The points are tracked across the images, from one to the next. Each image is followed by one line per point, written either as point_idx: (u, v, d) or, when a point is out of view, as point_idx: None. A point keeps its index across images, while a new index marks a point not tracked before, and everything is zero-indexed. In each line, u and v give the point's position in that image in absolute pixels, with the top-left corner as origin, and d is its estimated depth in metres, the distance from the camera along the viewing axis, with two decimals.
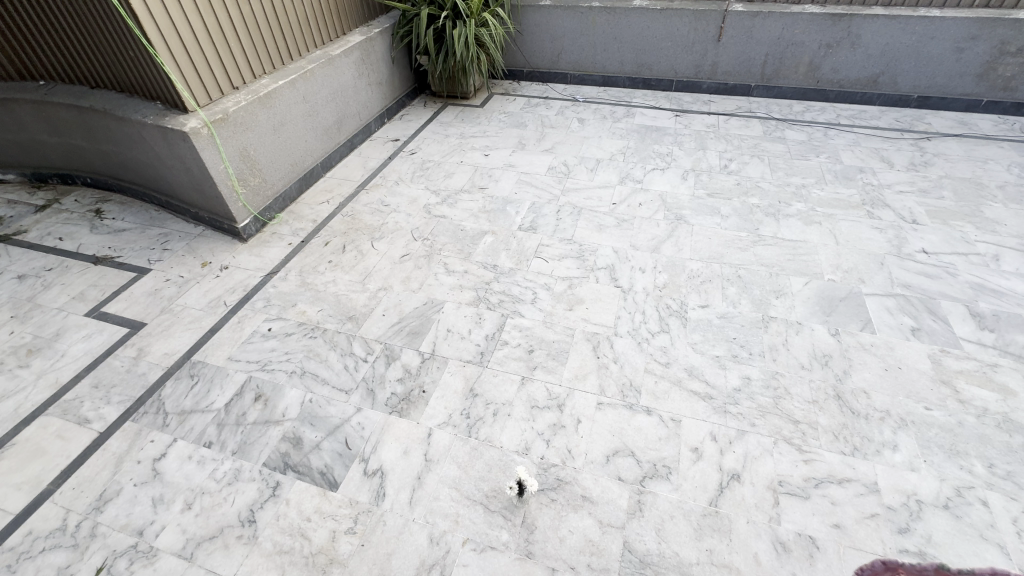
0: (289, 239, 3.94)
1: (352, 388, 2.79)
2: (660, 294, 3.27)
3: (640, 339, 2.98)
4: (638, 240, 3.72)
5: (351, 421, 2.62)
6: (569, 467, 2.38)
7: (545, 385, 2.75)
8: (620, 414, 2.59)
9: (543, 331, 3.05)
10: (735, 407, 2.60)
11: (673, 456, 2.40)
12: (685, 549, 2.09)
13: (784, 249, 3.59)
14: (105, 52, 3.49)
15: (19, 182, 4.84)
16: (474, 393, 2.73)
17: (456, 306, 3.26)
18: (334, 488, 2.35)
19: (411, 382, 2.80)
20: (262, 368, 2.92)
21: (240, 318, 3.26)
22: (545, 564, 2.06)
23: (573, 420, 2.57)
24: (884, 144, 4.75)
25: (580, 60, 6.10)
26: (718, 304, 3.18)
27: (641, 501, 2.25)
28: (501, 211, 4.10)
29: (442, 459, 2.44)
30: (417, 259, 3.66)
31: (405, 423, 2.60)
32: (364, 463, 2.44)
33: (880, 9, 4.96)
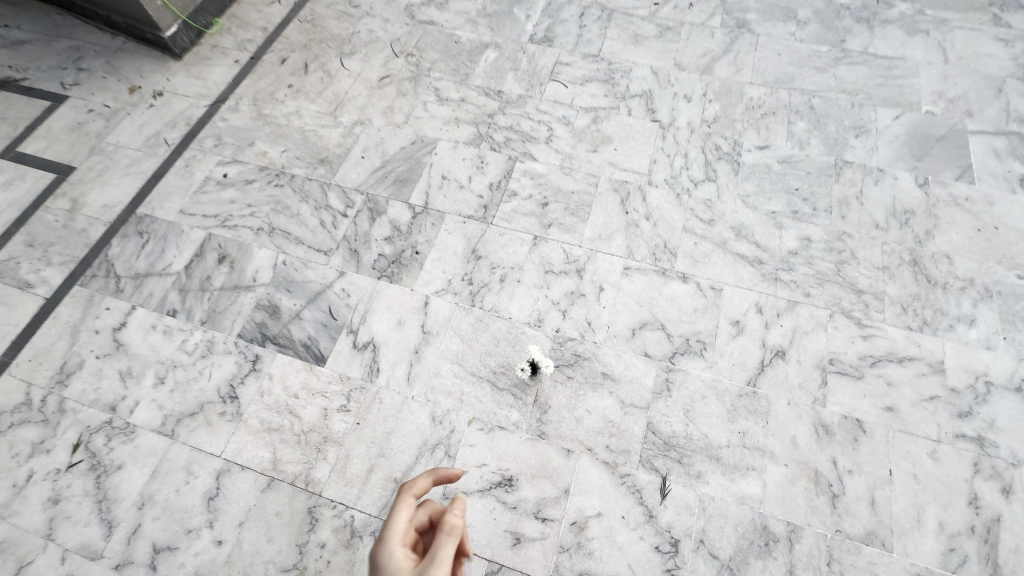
0: (235, 54, 3.07)
1: (332, 247, 2.34)
2: (708, 131, 2.59)
3: (679, 189, 2.42)
4: (684, 57, 2.86)
5: (334, 287, 2.24)
6: (588, 341, 2.06)
7: (562, 246, 2.29)
8: (650, 280, 2.18)
9: (560, 179, 2.48)
10: (789, 274, 2.18)
11: (710, 330, 2.07)
12: (715, 431, 1.88)
13: (875, 69, 2.76)
14: None
15: None
16: (477, 255, 2.29)
17: (452, 145, 2.62)
18: (320, 362, 2.07)
19: (400, 241, 2.34)
20: (222, 224, 2.43)
21: (187, 161, 2.65)
22: (560, 445, 1.88)
23: (595, 287, 2.18)
24: None
25: None
26: (781, 145, 2.53)
27: (670, 379, 1.98)
28: (506, 15, 3.12)
29: (441, 331, 2.12)
30: (400, 83, 2.87)
31: (397, 290, 2.22)
32: (352, 335, 2.12)
33: None
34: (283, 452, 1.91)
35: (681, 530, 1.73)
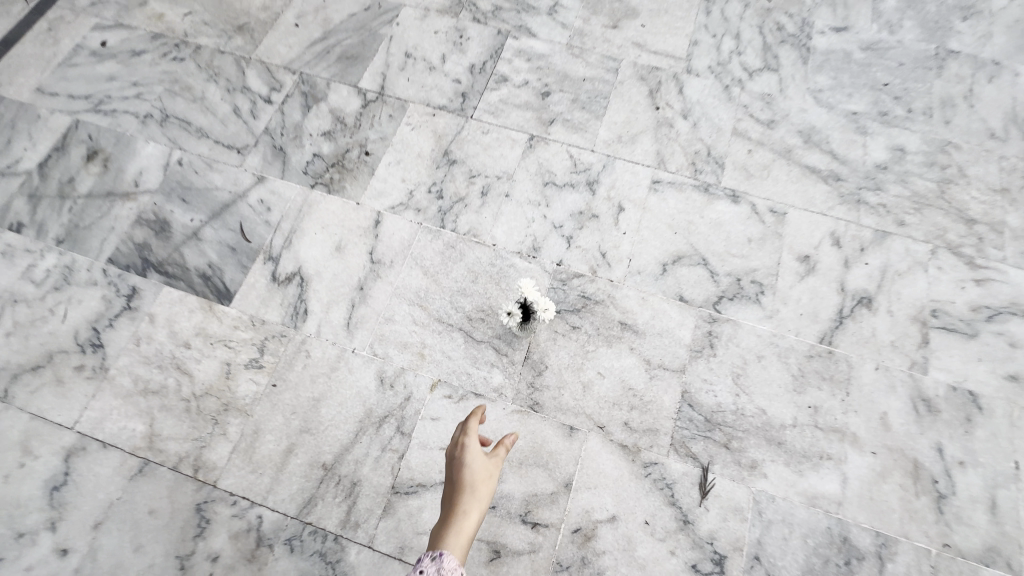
0: None
1: (248, 144, 1.68)
2: (767, 5, 1.91)
3: (728, 81, 1.78)
4: None
5: (248, 198, 1.60)
6: (601, 279, 1.48)
7: (567, 150, 1.66)
8: (687, 199, 1.59)
9: (567, 62, 1.81)
10: (876, 196, 1.60)
11: (769, 268, 1.50)
12: (776, 405, 1.34)
13: None
14: None
15: None
16: (450, 160, 1.66)
17: (420, 13, 1.91)
18: (224, 300, 1.47)
19: (344, 138, 1.68)
20: (95, 109, 1.74)
21: (51, 23, 1.91)
22: (559, 421, 1.33)
23: (612, 207, 1.58)
24: None
25: None
26: (864, 28, 1.88)
27: (715, 333, 1.42)
28: None
29: (397, 261, 1.51)
30: None
31: (336, 203, 1.59)
32: (271, 263, 1.51)
33: None
34: (164, 425, 1.33)
35: (727, 543, 1.22)
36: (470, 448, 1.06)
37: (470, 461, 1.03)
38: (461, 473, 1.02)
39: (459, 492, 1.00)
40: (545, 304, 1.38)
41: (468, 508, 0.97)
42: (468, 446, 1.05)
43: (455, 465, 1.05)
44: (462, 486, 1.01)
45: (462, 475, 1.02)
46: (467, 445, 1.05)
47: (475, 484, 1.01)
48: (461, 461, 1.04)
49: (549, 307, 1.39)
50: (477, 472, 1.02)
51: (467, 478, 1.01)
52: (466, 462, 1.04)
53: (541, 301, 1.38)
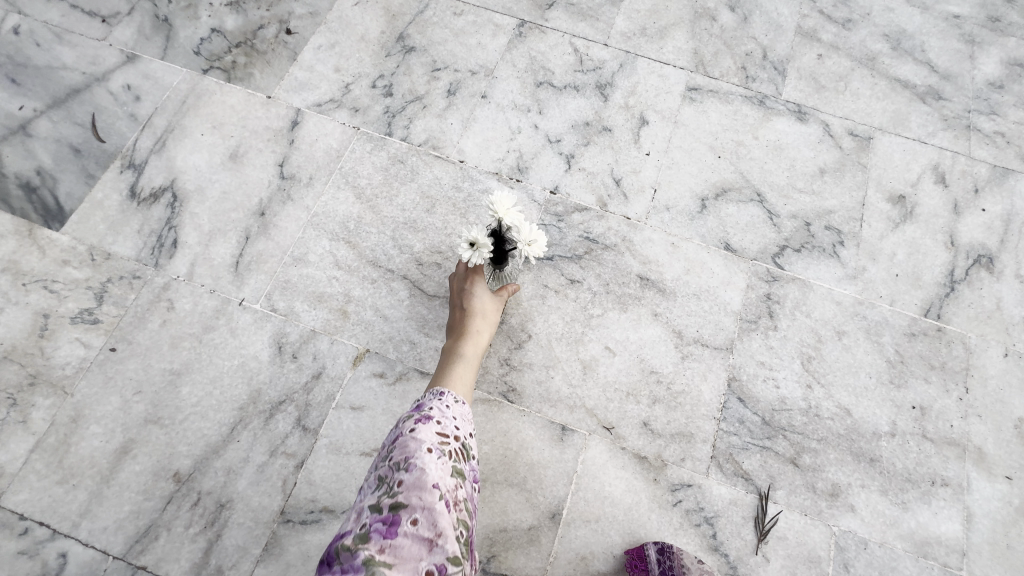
0: None
1: (119, 11, 1.18)
2: None
3: None
4: None
5: (109, 83, 1.11)
6: (614, 216, 1.03)
7: (571, 42, 1.19)
8: (735, 114, 1.14)
9: None
10: (991, 122, 1.16)
11: (851, 210, 1.06)
12: (866, 403, 0.91)
13: None
14: None
15: None
16: (406, 46, 1.18)
17: None
18: (53, 223, 0.98)
19: (257, 10, 1.19)
20: None
21: None
22: (545, 416, 0.89)
23: (631, 118, 1.12)
24: None
25: None
26: None
27: (776, 298, 0.98)
28: None
29: (319, 178, 1.04)
30: None
31: (238, 95, 1.11)
32: (132, 174, 1.03)
33: None
34: None
35: None
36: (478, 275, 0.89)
37: (474, 287, 0.88)
38: (464, 297, 0.87)
39: (465, 321, 0.86)
40: (532, 239, 0.80)
41: (476, 335, 0.85)
42: (478, 272, 0.88)
43: (458, 291, 0.89)
44: (468, 315, 0.86)
45: (470, 303, 0.87)
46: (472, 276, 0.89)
47: (486, 313, 0.87)
48: (467, 288, 0.88)
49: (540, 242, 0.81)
50: (487, 302, 0.88)
51: (473, 306, 0.87)
52: (471, 288, 0.88)
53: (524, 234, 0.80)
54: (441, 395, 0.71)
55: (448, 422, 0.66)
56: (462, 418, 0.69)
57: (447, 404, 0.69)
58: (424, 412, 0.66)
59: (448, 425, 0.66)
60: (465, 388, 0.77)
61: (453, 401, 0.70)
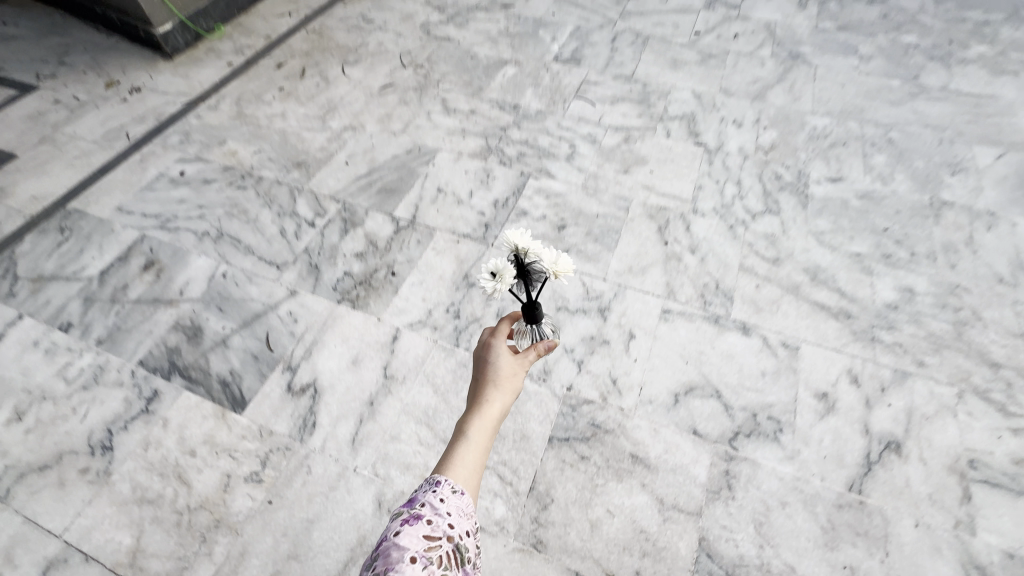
0: (229, 58, 2.79)
1: (287, 260, 1.84)
2: (765, 158, 2.13)
3: (733, 221, 1.91)
4: (732, 83, 2.49)
5: (278, 309, 1.71)
6: (612, 407, 1.46)
7: (580, 278, 1.76)
8: (698, 330, 1.62)
9: (583, 200, 2.00)
10: (890, 334, 1.60)
11: (786, 404, 1.46)
12: (807, 562, 1.22)
13: (962, 105, 2.34)
14: None
15: None
16: (469, 282, 1.76)
17: (455, 157, 2.19)
18: (237, 408, 1.49)
19: (374, 259, 1.83)
20: (161, 226, 1.97)
21: (143, 156, 2.26)
22: (563, 563, 1.23)
23: (623, 334, 1.61)
24: None
25: None
26: (858, 179, 2.04)
27: (732, 472, 1.35)
28: (531, 36, 2.84)
29: (410, 377, 1.54)
30: (404, 91, 2.51)
31: (359, 318, 1.68)
32: (289, 373, 1.56)
33: None
34: (151, 539, 1.28)
35: None
36: (495, 350, 1.03)
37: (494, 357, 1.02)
38: (483, 367, 1.01)
39: (482, 391, 0.98)
40: (563, 260, 1.02)
41: (489, 406, 0.95)
42: (493, 348, 1.02)
43: (479, 364, 1.02)
44: (484, 385, 0.98)
45: (486, 373, 1.00)
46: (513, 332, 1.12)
47: (499, 381, 0.99)
48: (485, 360, 1.02)
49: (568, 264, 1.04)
50: (500, 371, 0.99)
51: (490, 373, 0.99)
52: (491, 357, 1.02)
53: (553, 257, 1.03)
54: (436, 486, 0.81)
55: (440, 520, 0.76)
56: (456, 513, 0.79)
57: (441, 498, 0.79)
58: (416, 511, 0.77)
59: (438, 524, 0.75)
60: (473, 448, 0.88)
61: (447, 496, 0.79)
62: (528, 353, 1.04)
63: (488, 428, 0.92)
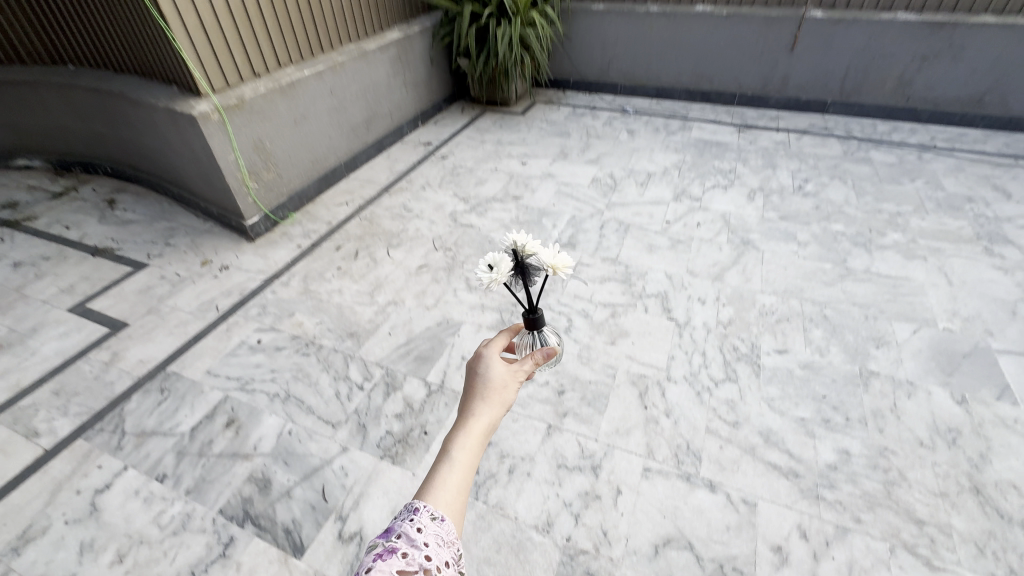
0: (298, 240, 3.56)
1: (341, 420, 2.29)
2: (724, 331, 2.66)
3: (700, 388, 2.37)
4: (696, 265, 3.13)
5: (332, 464, 2.12)
6: (604, 556, 1.78)
7: (577, 438, 2.17)
8: (673, 486, 1.98)
9: (578, 368, 2.49)
10: (831, 492, 1.95)
11: (747, 556, 1.77)
12: None
13: (882, 286, 2.92)
14: (125, 30, 3.28)
15: (48, 170, 4.77)
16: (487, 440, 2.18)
17: (475, 328, 2.75)
18: (297, 553, 1.84)
19: (410, 419, 2.28)
20: (241, 388, 2.47)
21: (228, 326, 2.85)
22: None
23: (612, 489, 1.98)
24: (994, 172, 4.03)
25: (632, 69, 5.60)
26: (800, 351, 2.54)
27: None
28: (536, 223, 3.60)
29: None
30: (435, 271, 3.18)
31: (397, 472, 2.08)
32: (340, 522, 1.92)
33: (992, 16, 4.25)
34: None
35: None
36: (487, 376, 1.15)
37: (485, 375, 1.16)
38: (475, 386, 1.14)
39: (469, 413, 1.08)
40: (557, 254, 1.48)
41: (474, 422, 1.06)
42: (485, 374, 1.16)
43: (470, 388, 1.14)
44: (471, 409, 1.09)
45: (475, 397, 1.11)
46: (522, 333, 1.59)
47: (485, 405, 1.10)
48: (476, 385, 1.14)
49: (562, 262, 1.49)
50: (488, 395, 1.11)
51: (479, 394, 1.11)
52: (481, 378, 1.15)
53: (549, 249, 1.49)
54: (415, 515, 0.89)
55: (415, 552, 0.84)
56: (432, 542, 0.87)
57: (418, 527, 0.87)
58: (391, 546, 0.85)
59: (414, 556, 0.83)
60: (458, 469, 0.97)
61: (423, 524, 0.88)
62: (517, 377, 1.19)
63: (472, 443, 1.01)
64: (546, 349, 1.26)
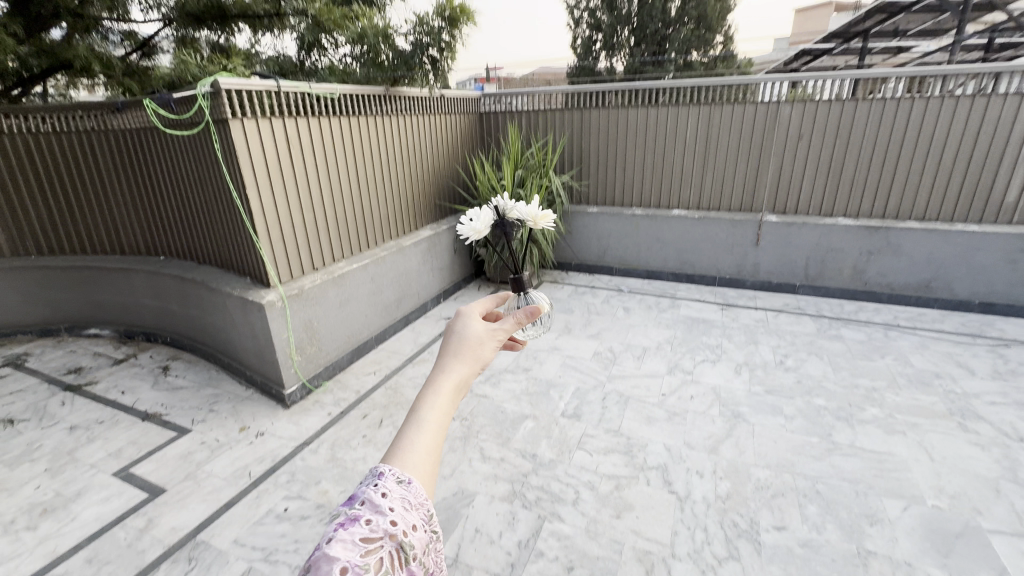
0: (329, 408, 3.93)
1: None
2: (723, 505, 2.83)
3: (704, 565, 2.46)
4: (692, 437, 3.40)
5: None
6: None
7: None
8: None
9: (585, 542, 2.62)
10: None
11: None
12: None
13: (868, 460, 3.14)
14: (219, 237, 4.19)
15: (114, 338, 5.43)
16: None
17: (488, 498, 2.93)
18: None
19: None
20: (264, 558, 2.60)
21: (258, 493, 3.06)
22: None
23: None
24: (956, 349, 4.49)
25: (624, 256, 6.58)
26: (797, 527, 2.67)
27: None
28: (545, 394, 3.98)
29: None
30: (452, 440, 3.47)
31: None
32: None
33: (915, 223, 5.21)
34: None
35: None
36: (465, 327, 0.98)
37: (462, 327, 0.98)
38: (451, 336, 0.96)
39: (442, 361, 0.90)
40: (538, 210, 1.81)
41: (449, 372, 0.88)
42: (464, 325, 0.98)
43: (444, 338, 0.97)
44: (445, 359, 0.91)
45: (450, 348, 0.94)
46: (509, 291, 1.63)
47: (462, 356, 0.92)
48: (451, 335, 0.97)
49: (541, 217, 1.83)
50: (464, 346, 0.94)
51: (455, 344, 0.94)
52: (458, 330, 0.98)
53: (530, 205, 1.81)
54: (378, 479, 0.73)
55: (380, 519, 0.70)
56: (398, 506, 0.72)
57: (383, 492, 0.72)
58: (354, 513, 0.71)
59: (378, 524, 0.70)
60: (429, 426, 0.80)
61: (390, 490, 0.73)
62: (503, 331, 1.02)
63: (444, 401, 0.83)
64: (530, 308, 1.08)
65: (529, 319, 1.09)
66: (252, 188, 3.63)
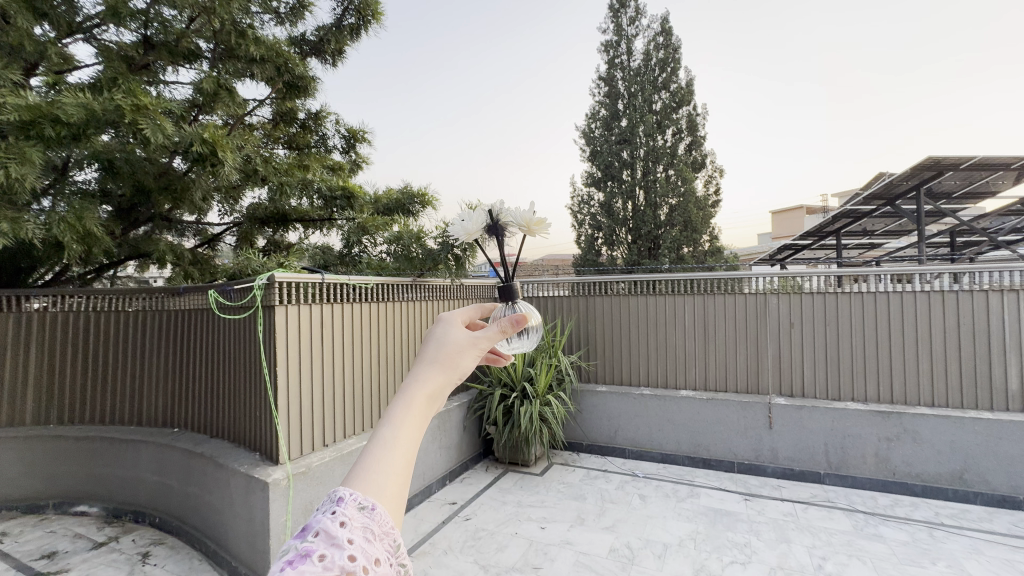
0: None
1: None
2: None
3: None
4: None
5: None
6: None
7: None
8: None
9: None
10: None
11: None
12: None
13: None
14: (240, 410, 4.33)
15: (100, 516, 5.15)
16: None
17: None
18: None
19: None
20: None
21: None
22: None
23: None
24: (1014, 555, 4.03)
25: (636, 437, 6.44)
26: None
27: None
28: None
29: None
30: None
31: None
32: None
33: (927, 410, 5.20)
34: None
35: None
36: (443, 335, 0.97)
37: (441, 337, 0.97)
38: (428, 346, 0.94)
39: (416, 369, 0.88)
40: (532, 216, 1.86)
41: (423, 384, 0.85)
42: (443, 334, 0.97)
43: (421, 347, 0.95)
44: (419, 367, 0.89)
45: (424, 357, 0.91)
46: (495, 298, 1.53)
47: (438, 366, 0.90)
48: (427, 342, 0.95)
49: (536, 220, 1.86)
50: (441, 355, 0.92)
51: (432, 355, 0.92)
52: (436, 339, 0.96)
53: (523, 210, 1.88)
54: (337, 507, 0.67)
55: (335, 555, 0.62)
56: (358, 538, 0.65)
57: (341, 522, 0.65)
58: (305, 549, 0.62)
59: (333, 558, 0.61)
60: (398, 437, 0.75)
61: (348, 516, 0.66)
62: (487, 338, 1.01)
63: (413, 413, 0.79)
64: (514, 316, 1.05)
65: (514, 329, 1.06)
66: (282, 365, 3.91)
